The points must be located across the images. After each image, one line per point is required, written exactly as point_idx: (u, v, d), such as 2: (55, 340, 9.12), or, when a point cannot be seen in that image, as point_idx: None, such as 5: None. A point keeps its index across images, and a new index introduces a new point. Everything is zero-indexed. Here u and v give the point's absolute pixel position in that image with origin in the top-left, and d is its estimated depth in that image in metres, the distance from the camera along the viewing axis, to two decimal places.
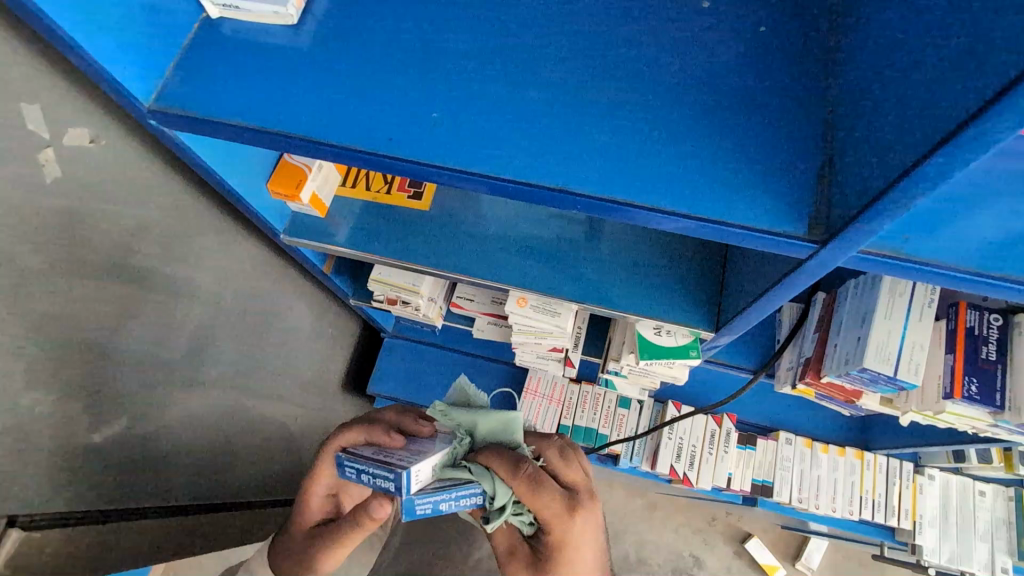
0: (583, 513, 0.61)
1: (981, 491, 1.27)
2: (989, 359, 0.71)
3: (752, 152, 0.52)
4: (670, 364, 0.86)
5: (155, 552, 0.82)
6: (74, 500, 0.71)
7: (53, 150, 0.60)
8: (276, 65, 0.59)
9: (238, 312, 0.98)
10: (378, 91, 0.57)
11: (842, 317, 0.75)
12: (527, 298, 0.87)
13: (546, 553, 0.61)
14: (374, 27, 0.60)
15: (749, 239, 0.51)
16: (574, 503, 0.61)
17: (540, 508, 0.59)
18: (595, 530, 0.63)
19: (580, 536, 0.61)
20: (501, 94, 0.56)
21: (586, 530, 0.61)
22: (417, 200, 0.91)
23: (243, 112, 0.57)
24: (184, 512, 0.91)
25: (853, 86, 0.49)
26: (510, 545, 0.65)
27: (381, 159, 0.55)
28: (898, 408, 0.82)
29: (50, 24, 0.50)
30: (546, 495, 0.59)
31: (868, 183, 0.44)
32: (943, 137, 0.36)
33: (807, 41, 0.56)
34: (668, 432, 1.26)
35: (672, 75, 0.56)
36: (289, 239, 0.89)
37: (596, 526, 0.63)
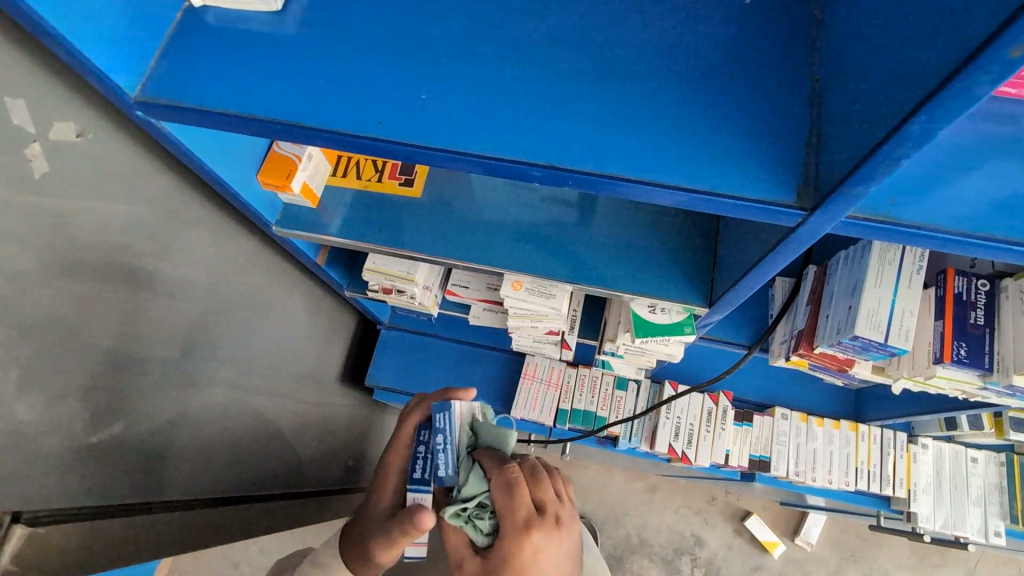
0: (540, 529, 0.63)
1: (973, 458, 1.30)
2: (978, 323, 0.73)
3: (741, 123, 0.53)
4: (665, 341, 0.87)
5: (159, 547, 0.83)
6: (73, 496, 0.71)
7: (39, 144, 0.59)
8: (262, 51, 0.58)
9: (234, 307, 0.98)
10: (367, 74, 0.57)
11: (834, 289, 0.76)
12: (522, 281, 0.88)
13: (495, 562, 0.63)
14: (359, 10, 0.60)
15: (740, 208, 0.51)
16: (532, 518, 0.64)
17: (505, 509, 0.64)
18: (555, 551, 0.64)
19: (533, 555, 0.62)
20: (489, 74, 0.56)
21: (542, 550, 0.63)
22: (408, 187, 0.91)
23: (230, 100, 0.56)
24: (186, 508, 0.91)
25: (839, 53, 0.50)
26: (459, 556, 0.66)
27: (372, 143, 0.55)
28: (890, 376, 0.83)
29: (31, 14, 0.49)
30: (519, 498, 0.64)
31: (854, 147, 0.44)
32: (926, 95, 0.36)
33: (793, 11, 0.57)
34: (665, 411, 1.28)
35: (660, 49, 0.56)
36: (281, 231, 0.89)
37: (555, 551, 0.64)
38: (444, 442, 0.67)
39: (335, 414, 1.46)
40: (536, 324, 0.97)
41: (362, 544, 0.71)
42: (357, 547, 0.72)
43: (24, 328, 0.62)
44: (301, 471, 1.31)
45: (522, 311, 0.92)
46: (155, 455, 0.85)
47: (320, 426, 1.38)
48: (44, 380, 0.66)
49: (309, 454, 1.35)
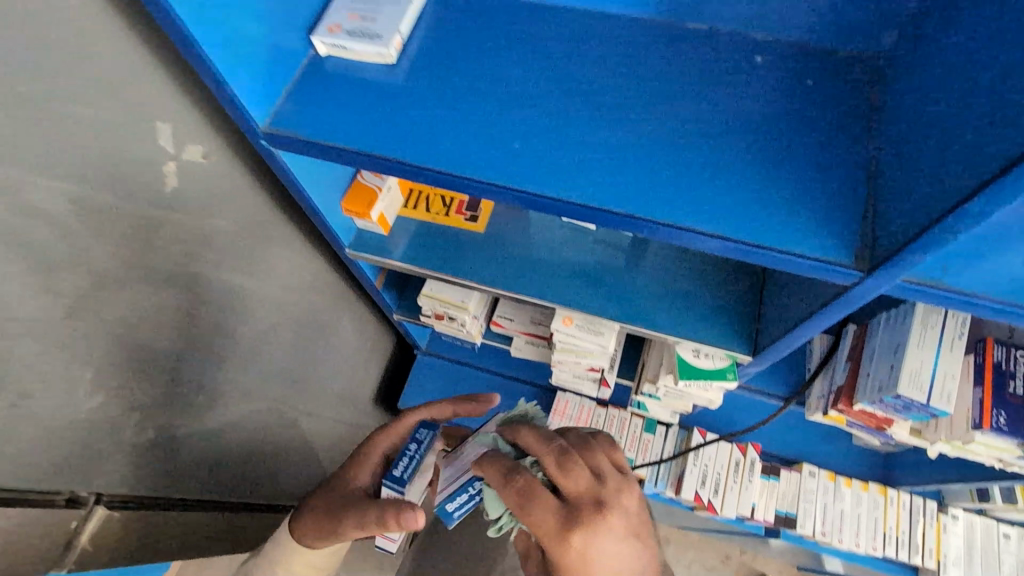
0: (579, 531, 0.59)
1: (1005, 534, 1.23)
2: (1017, 393, 0.75)
3: (804, 188, 0.58)
4: (706, 387, 0.90)
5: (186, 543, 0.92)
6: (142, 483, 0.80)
7: (174, 163, 0.67)
8: (376, 97, 0.66)
9: (296, 321, 1.05)
10: (468, 122, 0.64)
11: (875, 347, 0.79)
12: (572, 318, 0.92)
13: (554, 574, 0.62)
14: (462, 67, 0.68)
15: (800, 266, 0.56)
16: (568, 518, 0.60)
17: (534, 525, 0.60)
18: (605, 539, 0.60)
19: (581, 551, 0.60)
20: (575, 129, 0.64)
21: (591, 542, 0.60)
22: (473, 221, 0.98)
23: (347, 136, 0.64)
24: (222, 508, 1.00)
25: (900, 134, 0.55)
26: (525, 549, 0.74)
27: (469, 182, 0.62)
28: (927, 439, 0.85)
29: (201, 59, 0.58)
30: (534, 517, 0.60)
31: (913, 219, 0.49)
32: (987, 179, 0.41)
33: (852, 94, 0.63)
34: (693, 458, 1.29)
35: (730, 119, 0.63)
36: (352, 252, 0.96)
37: (609, 539, 0.61)
38: (415, 452, 0.73)
39: (365, 434, 1.49)
40: (580, 360, 1.01)
41: (331, 516, 0.77)
42: (321, 514, 0.78)
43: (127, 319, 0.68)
44: None
45: (569, 346, 0.97)
46: (204, 454, 0.91)
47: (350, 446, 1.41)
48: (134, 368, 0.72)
49: None
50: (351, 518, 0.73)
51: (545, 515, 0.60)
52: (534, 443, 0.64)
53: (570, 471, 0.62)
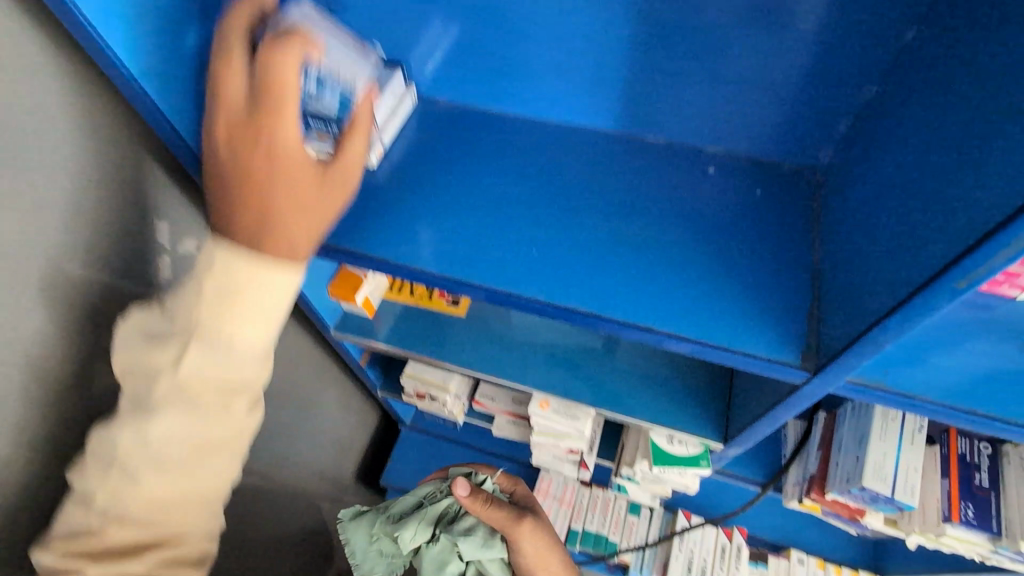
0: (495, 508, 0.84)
1: None
2: (983, 486, 0.77)
3: (750, 289, 0.64)
4: (681, 473, 0.91)
5: None
6: None
7: (167, 257, 0.72)
8: (363, 201, 0.74)
9: (279, 396, 1.07)
10: (451, 226, 0.71)
11: (841, 436, 0.81)
12: (549, 401, 0.94)
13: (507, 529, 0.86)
14: (447, 175, 0.76)
15: (750, 363, 0.61)
16: (497, 517, 0.84)
17: (487, 517, 0.84)
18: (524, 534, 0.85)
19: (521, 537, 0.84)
20: (547, 230, 0.71)
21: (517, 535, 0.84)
22: (455, 306, 1.01)
23: (336, 237, 0.71)
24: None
25: (835, 243, 0.62)
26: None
27: (446, 280, 0.68)
28: (903, 530, 0.82)
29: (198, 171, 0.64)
30: (489, 508, 0.84)
31: (850, 327, 0.54)
32: (927, 279, 0.45)
33: (796, 202, 0.70)
34: (678, 542, 1.28)
35: (682, 222, 0.70)
36: (338, 333, 1.00)
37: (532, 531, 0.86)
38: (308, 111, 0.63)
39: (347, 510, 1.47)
40: (562, 441, 1.00)
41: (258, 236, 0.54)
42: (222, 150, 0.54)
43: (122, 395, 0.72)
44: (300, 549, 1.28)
45: (546, 430, 0.97)
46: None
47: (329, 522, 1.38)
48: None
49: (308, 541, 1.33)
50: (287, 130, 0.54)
51: (540, 532, 0.86)
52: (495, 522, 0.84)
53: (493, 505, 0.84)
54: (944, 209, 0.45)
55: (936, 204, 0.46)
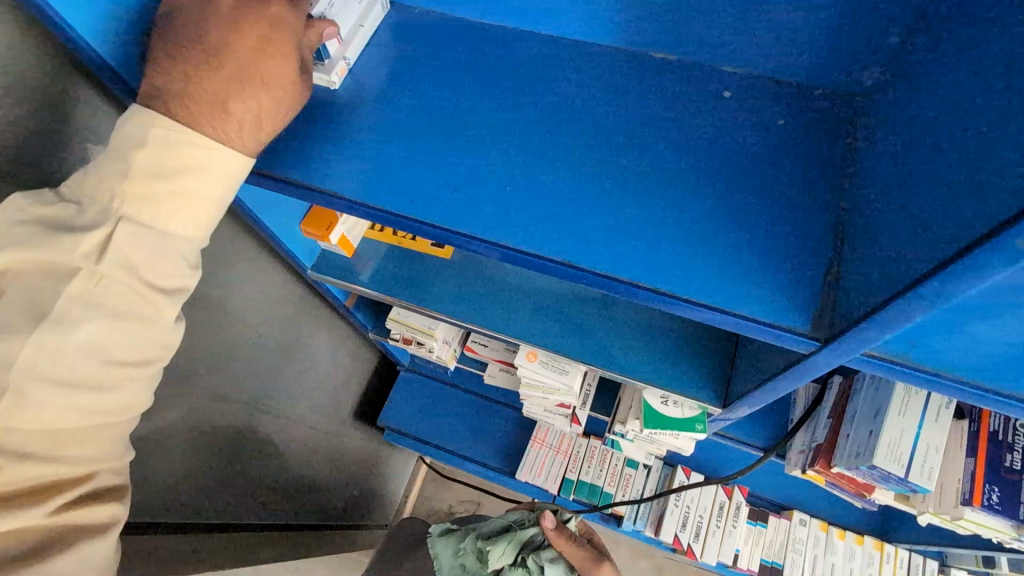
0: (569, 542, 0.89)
1: None
2: (1014, 468, 0.67)
3: (758, 239, 0.54)
4: (675, 435, 0.85)
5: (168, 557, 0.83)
6: None
7: None
8: (320, 127, 0.65)
9: (262, 337, 1.03)
10: (414, 157, 0.62)
11: (856, 406, 0.72)
12: (536, 354, 0.88)
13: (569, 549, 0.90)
14: (415, 97, 0.66)
15: (749, 328, 0.52)
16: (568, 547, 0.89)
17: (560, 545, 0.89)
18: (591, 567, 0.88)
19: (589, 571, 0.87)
20: (525, 164, 0.61)
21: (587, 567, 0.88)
22: (439, 248, 0.93)
23: (287, 168, 0.63)
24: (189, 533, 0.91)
25: (867, 187, 0.51)
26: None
27: (405, 221, 0.60)
28: (915, 507, 0.78)
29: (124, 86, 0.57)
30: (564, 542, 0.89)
31: (876, 290, 0.44)
32: (979, 237, 0.35)
33: (825, 134, 0.59)
34: (674, 499, 1.22)
35: (685, 157, 0.59)
36: (315, 275, 0.94)
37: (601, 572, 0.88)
38: None
39: (344, 448, 1.47)
40: (553, 393, 0.95)
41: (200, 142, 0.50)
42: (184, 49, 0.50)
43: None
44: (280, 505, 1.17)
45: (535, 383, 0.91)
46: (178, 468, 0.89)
47: (326, 460, 1.38)
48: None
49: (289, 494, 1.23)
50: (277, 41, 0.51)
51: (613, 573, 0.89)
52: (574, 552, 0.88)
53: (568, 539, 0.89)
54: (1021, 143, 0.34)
55: (1011, 135, 0.35)
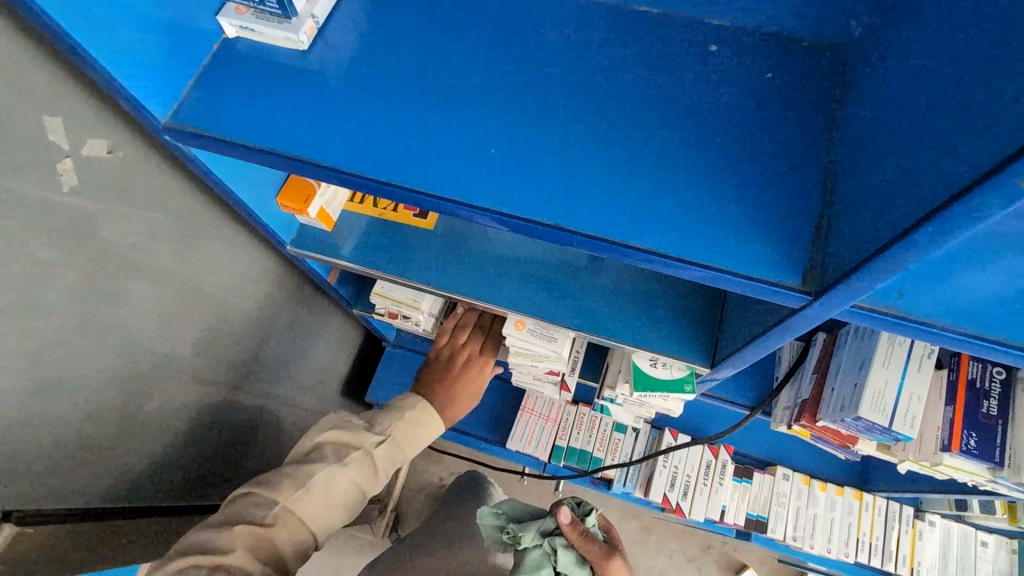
0: (594, 547, 0.79)
1: (931, 522, 1.24)
2: (990, 414, 0.70)
3: (748, 195, 0.54)
4: (664, 397, 0.86)
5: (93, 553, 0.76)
6: (91, 500, 0.77)
7: (71, 160, 0.62)
8: (293, 91, 0.62)
9: (243, 316, 1.00)
10: (392, 121, 0.60)
11: (841, 360, 0.74)
12: (525, 322, 0.87)
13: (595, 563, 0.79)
14: (392, 57, 0.63)
15: (742, 285, 0.52)
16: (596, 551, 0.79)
17: (587, 552, 0.79)
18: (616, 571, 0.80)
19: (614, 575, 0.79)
20: (508, 125, 0.59)
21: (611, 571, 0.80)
22: (422, 218, 0.92)
23: (259, 136, 0.60)
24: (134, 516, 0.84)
25: (856, 138, 0.51)
26: None
27: (387, 188, 0.58)
28: (895, 456, 0.81)
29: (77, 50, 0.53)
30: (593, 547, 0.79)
31: (866, 240, 0.44)
32: (971, 181, 0.35)
33: (812, 87, 0.58)
34: (662, 460, 1.25)
35: (671, 113, 0.58)
36: (295, 250, 0.91)
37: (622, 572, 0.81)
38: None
39: None
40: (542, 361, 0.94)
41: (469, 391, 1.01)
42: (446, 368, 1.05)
43: (45, 322, 0.64)
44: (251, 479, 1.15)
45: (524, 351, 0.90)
46: (159, 456, 0.89)
47: None
48: (65, 378, 0.69)
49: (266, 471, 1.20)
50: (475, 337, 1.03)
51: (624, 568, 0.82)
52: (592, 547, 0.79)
53: (592, 544, 0.79)
54: (1015, 82, 0.33)
55: (1004, 73, 0.34)
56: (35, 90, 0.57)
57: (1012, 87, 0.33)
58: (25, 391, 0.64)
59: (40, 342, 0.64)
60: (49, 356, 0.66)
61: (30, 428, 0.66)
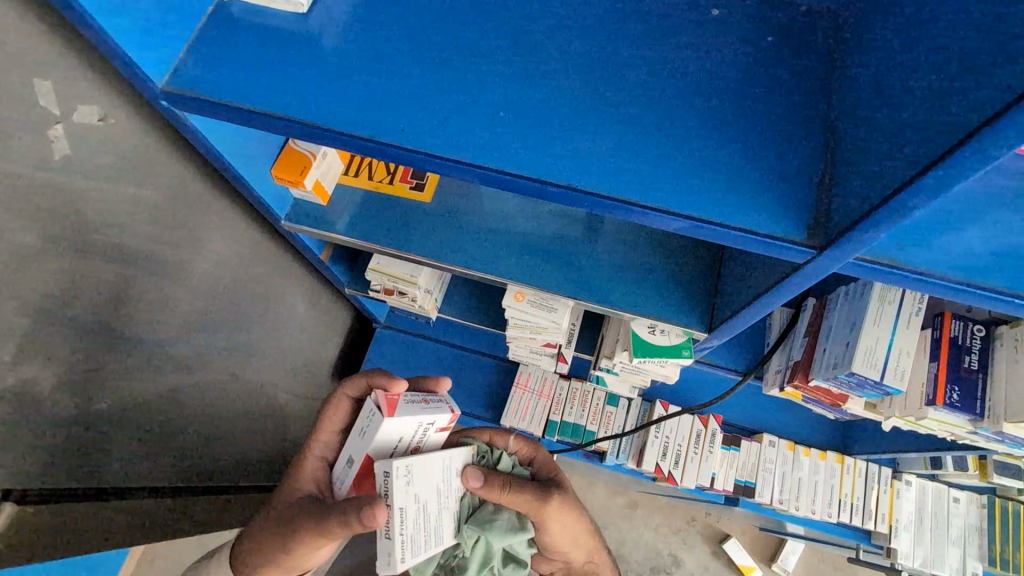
0: (525, 497, 0.75)
1: (907, 481, 1.31)
2: (972, 368, 0.74)
3: (755, 155, 0.55)
4: (662, 363, 0.88)
5: (87, 534, 0.74)
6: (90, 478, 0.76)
7: (62, 126, 0.61)
8: (293, 55, 0.61)
9: (234, 294, 0.99)
10: (398, 84, 0.59)
11: (831, 321, 0.76)
12: (525, 293, 0.88)
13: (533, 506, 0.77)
14: (393, 22, 0.62)
15: (748, 242, 0.53)
16: (539, 496, 0.77)
17: (519, 501, 0.75)
18: (559, 506, 0.80)
19: (557, 513, 0.79)
20: (515, 89, 0.59)
21: (556, 509, 0.79)
22: (419, 191, 0.91)
23: (260, 99, 0.59)
24: (123, 496, 0.82)
25: (855, 99, 0.52)
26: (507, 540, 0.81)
27: (395, 150, 0.58)
28: (882, 414, 0.85)
29: None
30: (519, 496, 0.75)
31: (869, 192, 0.46)
32: (971, 128, 0.36)
33: (810, 51, 0.59)
34: (654, 430, 1.28)
35: (675, 76, 0.59)
36: (290, 225, 0.90)
37: (567, 505, 0.82)
38: None
39: (324, 409, 1.45)
40: (419, 429, 0.66)
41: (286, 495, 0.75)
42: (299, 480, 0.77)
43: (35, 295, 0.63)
44: (244, 462, 1.14)
45: (423, 497, 0.64)
46: (149, 438, 0.87)
47: (306, 420, 1.37)
48: (54, 351, 0.67)
49: (259, 453, 1.19)
50: (328, 421, 0.78)
51: (565, 504, 0.80)
52: (516, 503, 0.76)
53: (516, 493, 0.74)
54: (1007, 27, 0.35)
55: (993, 25, 0.36)
56: (21, 51, 0.55)
57: (1003, 32, 0.35)
58: (17, 367, 0.63)
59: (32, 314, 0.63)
60: (42, 329, 0.64)
61: (23, 404, 0.64)
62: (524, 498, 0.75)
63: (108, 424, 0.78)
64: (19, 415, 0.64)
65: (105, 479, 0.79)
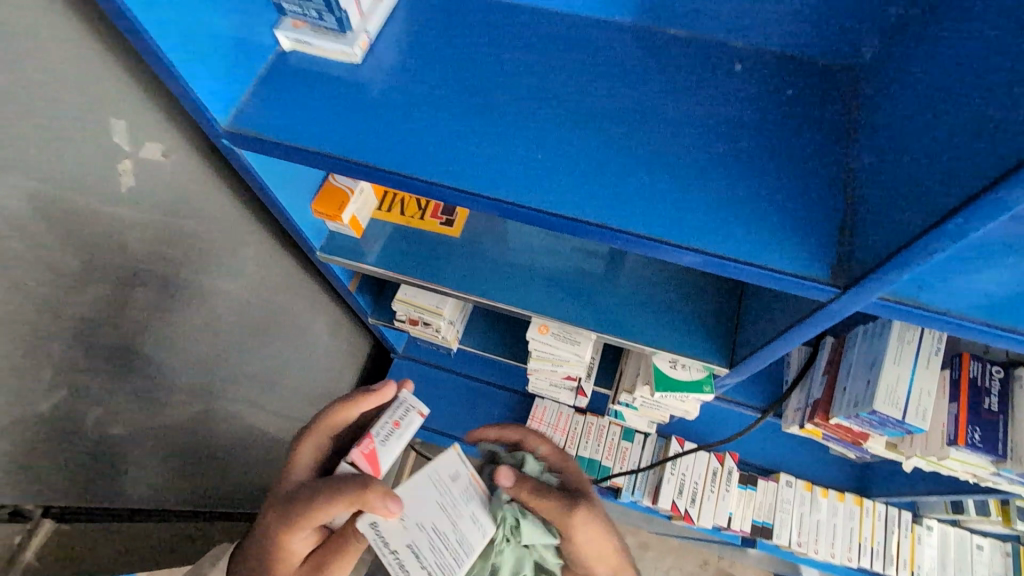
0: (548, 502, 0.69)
1: (928, 526, 1.28)
2: (992, 409, 0.74)
3: (779, 199, 0.58)
4: (684, 398, 0.90)
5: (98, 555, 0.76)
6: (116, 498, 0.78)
7: (130, 161, 0.66)
8: (347, 100, 0.65)
9: (264, 321, 1.02)
10: (442, 128, 0.64)
11: (851, 359, 0.78)
12: (549, 326, 0.90)
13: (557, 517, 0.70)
14: (438, 72, 0.67)
15: (774, 280, 0.56)
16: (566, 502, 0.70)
17: (543, 506, 0.69)
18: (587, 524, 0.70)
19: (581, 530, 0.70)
20: (551, 135, 0.63)
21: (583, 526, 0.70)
22: (449, 226, 0.95)
23: (315, 139, 0.63)
24: (132, 518, 0.83)
25: (874, 149, 0.56)
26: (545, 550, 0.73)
27: (438, 188, 0.61)
28: (903, 453, 0.85)
29: (158, 54, 0.56)
30: (545, 500, 0.69)
31: (891, 237, 0.49)
32: (987, 181, 0.39)
33: (828, 104, 0.63)
34: (670, 467, 1.28)
35: (702, 125, 0.63)
36: (324, 256, 0.93)
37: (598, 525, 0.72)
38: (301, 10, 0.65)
39: None
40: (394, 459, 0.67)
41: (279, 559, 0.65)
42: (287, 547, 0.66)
43: (88, 316, 0.66)
44: (261, 489, 1.15)
45: (416, 530, 0.60)
46: (173, 460, 0.88)
47: None
48: (98, 371, 0.70)
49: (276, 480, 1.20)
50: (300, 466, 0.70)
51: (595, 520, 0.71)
52: (542, 508, 0.69)
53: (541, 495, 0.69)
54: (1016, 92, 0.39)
55: (1006, 86, 0.40)
56: (103, 93, 0.61)
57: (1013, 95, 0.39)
58: (65, 385, 0.66)
59: (81, 335, 0.66)
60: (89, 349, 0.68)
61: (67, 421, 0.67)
62: (547, 501, 0.69)
63: (136, 445, 0.80)
64: (63, 431, 0.67)
65: (128, 500, 0.81)
